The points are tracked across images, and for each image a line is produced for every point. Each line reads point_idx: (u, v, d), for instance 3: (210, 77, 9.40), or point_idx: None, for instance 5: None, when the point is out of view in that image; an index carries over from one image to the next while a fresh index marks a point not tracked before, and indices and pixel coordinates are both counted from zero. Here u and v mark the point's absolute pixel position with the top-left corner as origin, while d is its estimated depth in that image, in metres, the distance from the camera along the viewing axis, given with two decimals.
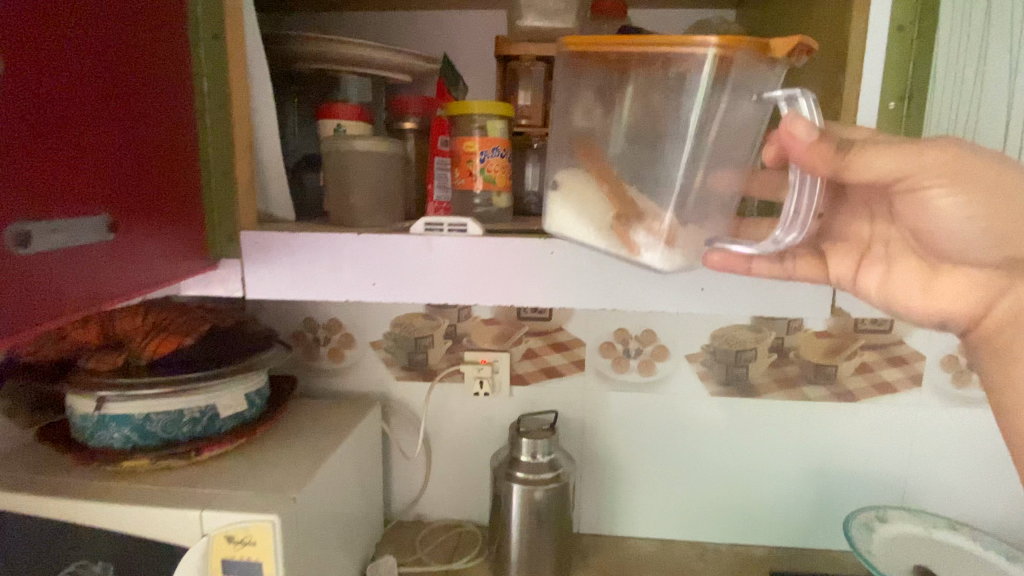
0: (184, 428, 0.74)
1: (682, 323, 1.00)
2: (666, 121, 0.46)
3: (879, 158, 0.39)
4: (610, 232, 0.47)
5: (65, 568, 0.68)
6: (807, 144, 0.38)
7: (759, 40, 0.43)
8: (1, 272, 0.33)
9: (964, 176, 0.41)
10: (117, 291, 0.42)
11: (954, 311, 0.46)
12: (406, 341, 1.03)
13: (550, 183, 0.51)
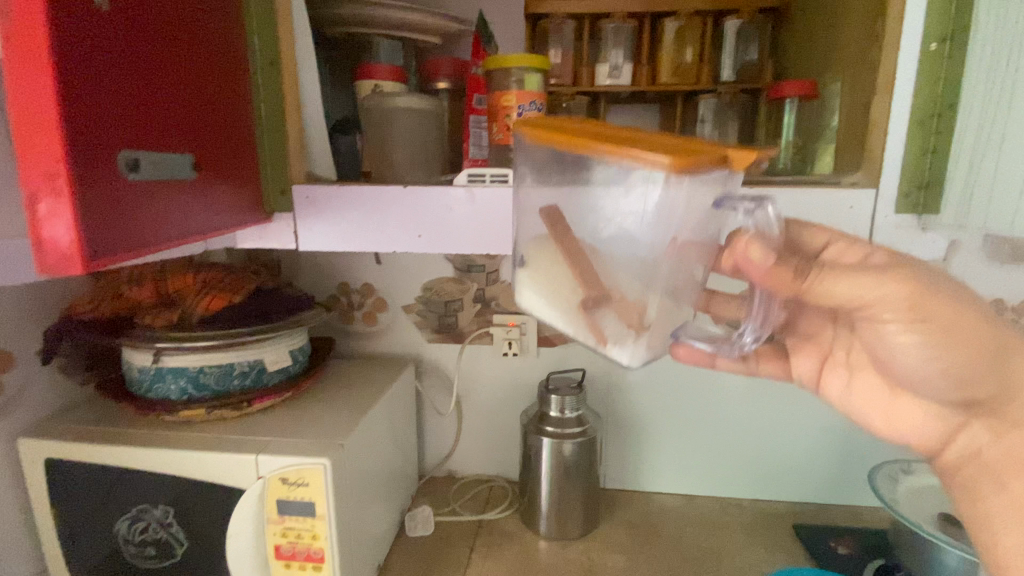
0: (235, 381, 0.78)
1: None
2: (618, 224, 0.39)
3: (838, 287, 0.37)
4: (577, 316, 0.42)
5: (128, 510, 0.74)
6: (766, 268, 0.37)
7: (715, 154, 0.37)
8: (121, 196, 0.33)
9: (922, 315, 0.39)
10: (200, 231, 0.43)
11: (916, 434, 0.51)
12: (436, 305, 1.06)
13: (518, 258, 0.47)
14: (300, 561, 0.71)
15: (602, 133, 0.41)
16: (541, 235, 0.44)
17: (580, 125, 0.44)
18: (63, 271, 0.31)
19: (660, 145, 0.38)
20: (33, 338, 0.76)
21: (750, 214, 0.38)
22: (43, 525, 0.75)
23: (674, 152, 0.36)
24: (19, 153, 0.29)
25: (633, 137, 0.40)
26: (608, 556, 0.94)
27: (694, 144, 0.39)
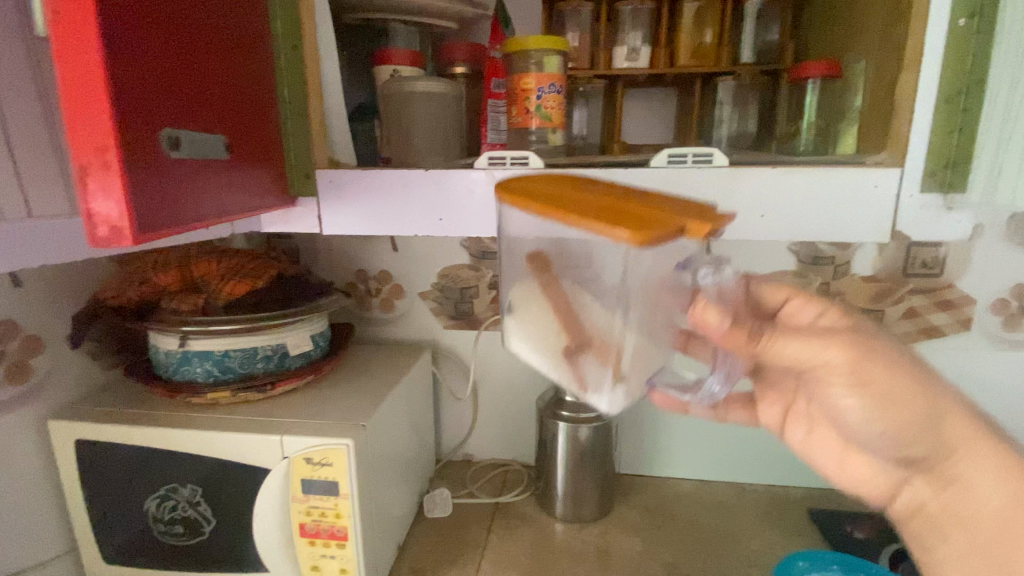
0: (259, 364, 0.80)
1: None
2: (589, 287, 0.40)
3: (790, 346, 0.42)
4: (558, 362, 0.44)
5: (157, 489, 0.75)
6: (722, 331, 0.40)
7: (677, 225, 0.36)
8: (162, 174, 0.34)
9: (863, 377, 0.42)
10: (233, 211, 0.44)
11: (866, 491, 0.49)
12: (453, 292, 1.07)
13: (506, 303, 0.49)
14: (324, 539, 0.73)
15: (573, 197, 0.41)
16: (523, 281, 0.46)
17: (555, 184, 0.44)
18: (113, 244, 0.31)
19: (626, 213, 0.38)
20: (59, 323, 0.77)
21: (715, 274, 0.40)
22: (74, 504, 0.77)
23: (635, 224, 0.36)
24: (68, 127, 0.29)
25: (602, 201, 0.40)
26: (624, 539, 0.95)
27: (661, 212, 0.38)
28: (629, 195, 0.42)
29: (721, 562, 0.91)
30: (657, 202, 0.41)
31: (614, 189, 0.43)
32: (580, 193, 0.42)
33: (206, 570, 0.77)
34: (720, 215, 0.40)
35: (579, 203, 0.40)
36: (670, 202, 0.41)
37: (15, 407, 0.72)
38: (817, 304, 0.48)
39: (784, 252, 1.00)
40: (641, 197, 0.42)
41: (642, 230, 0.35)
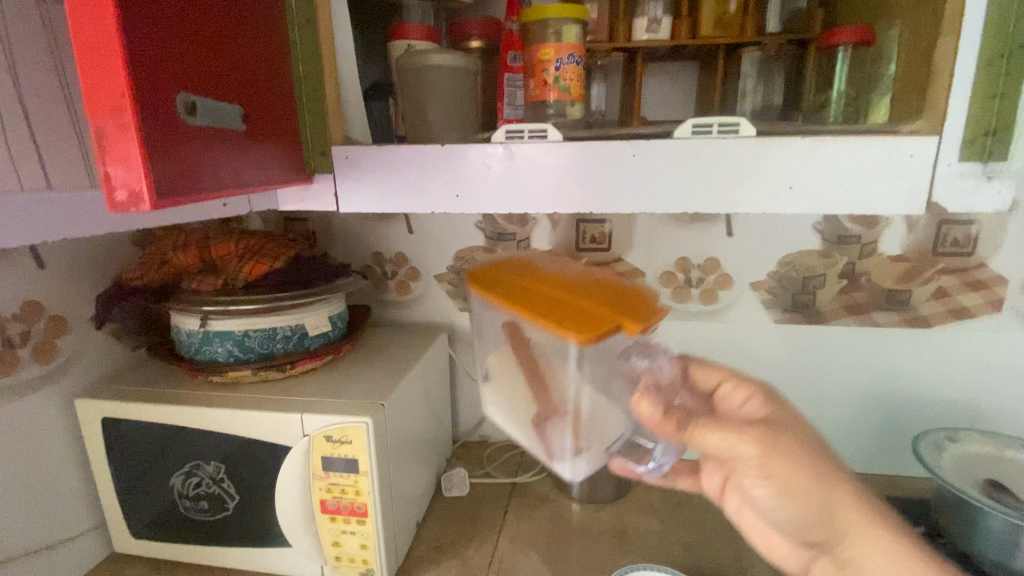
0: (278, 344, 0.81)
1: (748, 251, 1.00)
2: (550, 370, 0.48)
3: (714, 436, 0.47)
4: (530, 430, 0.53)
5: (183, 466, 0.77)
6: (655, 419, 0.47)
7: (618, 325, 0.44)
8: (181, 139, 0.34)
9: (773, 468, 0.46)
10: (251, 183, 0.43)
11: (785, 562, 0.51)
12: (468, 274, 1.06)
13: (483, 372, 0.57)
14: (345, 515, 0.74)
15: (531, 291, 0.48)
16: (497, 354, 0.54)
17: (523, 275, 0.52)
18: (134, 209, 0.31)
19: (573, 312, 0.45)
20: (82, 303, 0.78)
21: (647, 361, 0.48)
22: (102, 480, 0.79)
23: (577, 324, 0.43)
24: (84, 86, 0.29)
25: (556, 297, 0.47)
26: (641, 519, 0.95)
27: (604, 311, 0.45)
28: (582, 290, 0.49)
29: (740, 543, 0.90)
30: (604, 299, 0.47)
31: (572, 282, 0.50)
32: (542, 285, 0.49)
33: (231, 545, 0.79)
34: (656, 313, 0.46)
35: (537, 299, 0.47)
36: (616, 298, 0.48)
37: (42, 385, 0.74)
38: (744, 387, 0.56)
39: (808, 231, 0.98)
40: (592, 288, 0.49)
41: (581, 331, 0.42)
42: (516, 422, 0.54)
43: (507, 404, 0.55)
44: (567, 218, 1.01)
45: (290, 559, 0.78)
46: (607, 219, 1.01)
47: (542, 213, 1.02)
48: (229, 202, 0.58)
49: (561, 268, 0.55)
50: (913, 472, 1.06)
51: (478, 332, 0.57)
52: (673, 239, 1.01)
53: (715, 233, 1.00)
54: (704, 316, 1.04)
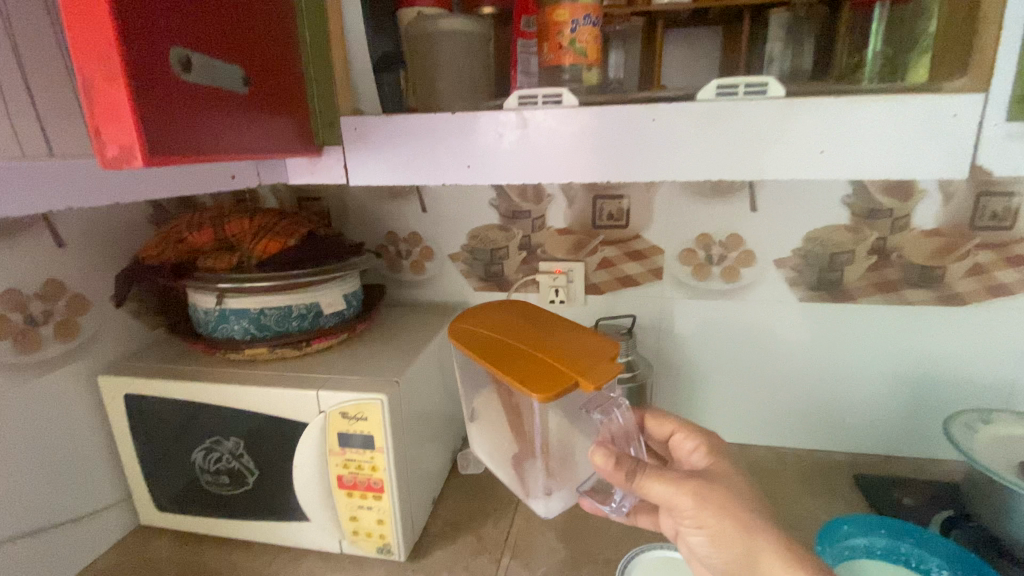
0: (293, 322, 0.81)
1: (772, 226, 0.96)
2: (522, 423, 0.60)
3: (659, 486, 0.53)
4: (510, 468, 0.66)
5: (203, 441, 0.78)
6: (608, 468, 0.54)
7: (574, 382, 0.53)
8: (176, 95, 0.33)
9: (706, 516, 0.51)
10: (252, 148, 0.42)
11: None
12: (483, 254, 1.05)
13: (471, 413, 0.70)
14: (361, 491, 0.75)
15: (507, 352, 0.59)
16: (481, 401, 0.66)
17: (508, 332, 0.62)
18: (123, 164, 0.31)
19: (541, 372, 0.55)
20: (102, 282, 0.79)
21: (605, 416, 0.57)
22: (126, 455, 0.81)
23: (541, 382, 0.53)
24: (73, 32, 0.28)
25: (530, 357, 0.57)
26: None
27: (565, 370, 0.55)
28: (554, 348, 0.59)
29: None
30: (570, 357, 0.57)
31: (548, 340, 0.61)
32: (521, 344, 0.60)
33: (252, 519, 0.80)
34: (612, 371, 0.55)
35: (514, 360, 0.58)
36: (581, 356, 0.58)
37: (66, 362, 0.75)
38: (692, 439, 0.64)
39: (836, 205, 0.93)
40: (557, 345, 0.60)
41: (543, 390, 0.52)
42: (500, 459, 0.68)
43: (493, 443, 0.68)
44: (583, 194, 0.99)
45: (308, 534, 0.79)
46: (625, 195, 0.98)
47: (557, 190, 0.99)
48: (237, 175, 0.62)
49: (546, 321, 0.65)
50: (942, 455, 1.03)
51: (466, 379, 0.69)
52: (694, 215, 0.98)
53: (737, 208, 0.96)
54: (726, 294, 1.01)
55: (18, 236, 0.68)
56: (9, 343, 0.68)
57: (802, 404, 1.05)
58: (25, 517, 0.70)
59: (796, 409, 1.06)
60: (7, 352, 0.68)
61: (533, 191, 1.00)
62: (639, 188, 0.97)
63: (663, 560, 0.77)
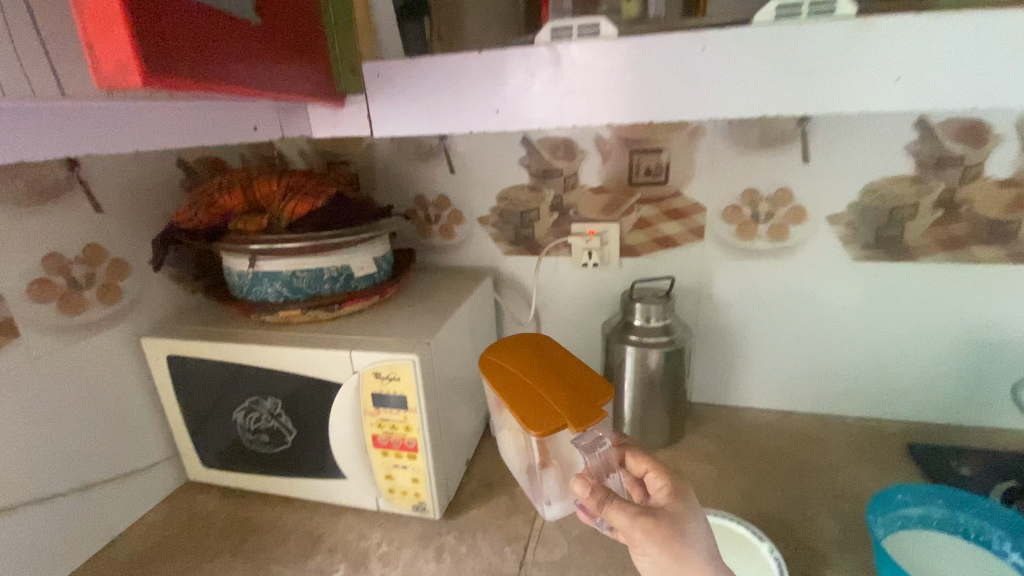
0: (325, 285, 0.81)
1: (825, 179, 0.89)
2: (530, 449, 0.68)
3: (621, 515, 0.48)
4: (522, 472, 0.76)
5: (243, 401, 0.80)
6: (584, 494, 0.50)
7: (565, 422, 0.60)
8: (175, 8, 0.30)
9: (656, 542, 0.47)
10: (265, 82, 0.40)
11: None
12: (513, 216, 1.02)
13: (493, 420, 0.78)
14: (396, 450, 0.75)
15: (515, 384, 0.66)
16: (500, 416, 0.74)
17: (521, 362, 0.69)
18: (122, 81, 0.29)
19: (539, 408, 0.62)
20: (139, 247, 0.81)
21: (589, 450, 0.56)
22: (172, 414, 0.83)
23: (535, 419, 0.61)
24: None
25: (535, 390, 0.64)
26: (696, 465, 0.92)
27: (561, 408, 0.61)
28: (558, 383, 0.65)
29: (805, 492, 0.85)
30: (570, 395, 0.63)
31: (556, 375, 0.67)
32: (530, 374, 0.67)
33: (292, 476, 0.83)
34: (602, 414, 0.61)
35: (521, 391, 0.65)
36: (580, 396, 0.63)
37: (110, 325, 0.77)
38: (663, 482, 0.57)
39: (899, 154, 0.85)
40: (560, 381, 0.66)
41: (538, 428, 0.60)
42: (515, 463, 0.77)
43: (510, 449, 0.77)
44: (619, 149, 0.93)
45: (346, 491, 0.80)
46: (664, 148, 0.92)
47: (592, 145, 0.94)
48: (258, 126, 0.59)
49: (558, 354, 0.71)
50: (1005, 425, 0.96)
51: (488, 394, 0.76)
52: (738, 169, 0.91)
53: (787, 160, 0.89)
54: (773, 253, 0.95)
55: (58, 201, 0.69)
56: (55, 305, 0.70)
57: (850, 370, 1.00)
58: (83, 472, 0.74)
59: (843, 375, 1.00)
60: (54, 314, 0.70)
61: (566, 147, 0.95)
62: (680, 141, 0.91)
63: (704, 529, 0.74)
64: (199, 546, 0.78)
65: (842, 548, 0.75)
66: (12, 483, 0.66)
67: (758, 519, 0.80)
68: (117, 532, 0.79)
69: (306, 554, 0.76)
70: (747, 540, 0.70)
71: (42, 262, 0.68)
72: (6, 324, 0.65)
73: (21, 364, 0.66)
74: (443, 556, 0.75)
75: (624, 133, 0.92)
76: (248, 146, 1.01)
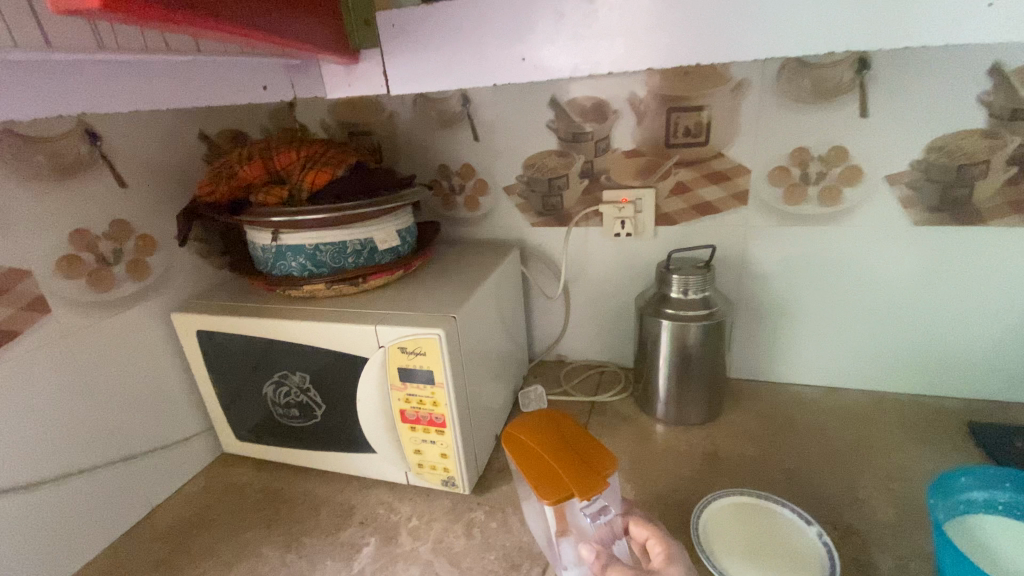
0: (349, 259, 0.79)
1: (887, 134, 0.81)
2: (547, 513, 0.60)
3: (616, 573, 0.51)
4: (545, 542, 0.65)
5: (272, 376, 0.80)
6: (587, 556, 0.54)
7: (576, 487, 0.56)
8: None
9: None
10: (248, 22, 0.37)
11: None
12: (540, 184, 0.97)
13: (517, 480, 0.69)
14: (424, 425, 0.74)
15: (526, 450, 0.62)
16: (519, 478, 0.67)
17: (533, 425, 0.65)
18: None
19: (544, 473, 0.58)
20: (165, 222, 0.80)
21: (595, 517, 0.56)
22: (205, 388, 0.84)
23: (541, 484, 0.57)
24: None
25: (540, 451, 0.60)
26: (736, 444, 0.87)
27: (567, 473, 0.57)
28: (563, 445, 0.61)
29: (853, 473, 0.80)
30: (576, 459, 0.59)
31: (562, 435, 0.63)
32: (535, 435, 0.63)
33: (323, 449, 0.83)
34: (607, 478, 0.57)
35: (532, 455, 0.61)
36: (586, 460, 0.59)
37: (140, 301, 0.77)
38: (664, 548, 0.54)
39: (972, 104, 0.76)
40: (571, 445, 0.61)
41: (551, 494, 0.56)
42: (538, 531, 0.67)
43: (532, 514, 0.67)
44: (654, 108, 0.87)
45: (376, 465, 0.80)
46: (705, 106, 0.85)
47: (625, 105, 0.88)
48: (268, 86, 0.57)
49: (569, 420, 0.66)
50: None
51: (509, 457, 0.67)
52: (787, 126, 0.84)
53: (844, 114, 0.81)
54: (823, 219, 0.88)
55: (82, 176, 0.69)
56: (85, 281, 0.70)
57: (907, 345, 0.92)
58: (122, 445, 0.76)
59: (898, 351, 0.93)
60: (84, 290, 0.70)
61: (596, 108, 0.89)
62: (723, 96, 0.84)
63: (750, 508, 0.70)
64: (235, 516, 0.79)
65: (895, 533, 0.70)
66: (57, 455, 0.68)
67: (803, 501, 0.76)
68: (156, 502, 0.81)
69: (337, 527, 0.76)
70: (793, 523, 0.67)
71: (70, 238, 0.68)
72: (37, 300, 0.65)
73: (55, 340, 0.67)
74: (473, 531, 0.74)
75: (660, 90, 0.85)
76: (270, 118, 0.99)
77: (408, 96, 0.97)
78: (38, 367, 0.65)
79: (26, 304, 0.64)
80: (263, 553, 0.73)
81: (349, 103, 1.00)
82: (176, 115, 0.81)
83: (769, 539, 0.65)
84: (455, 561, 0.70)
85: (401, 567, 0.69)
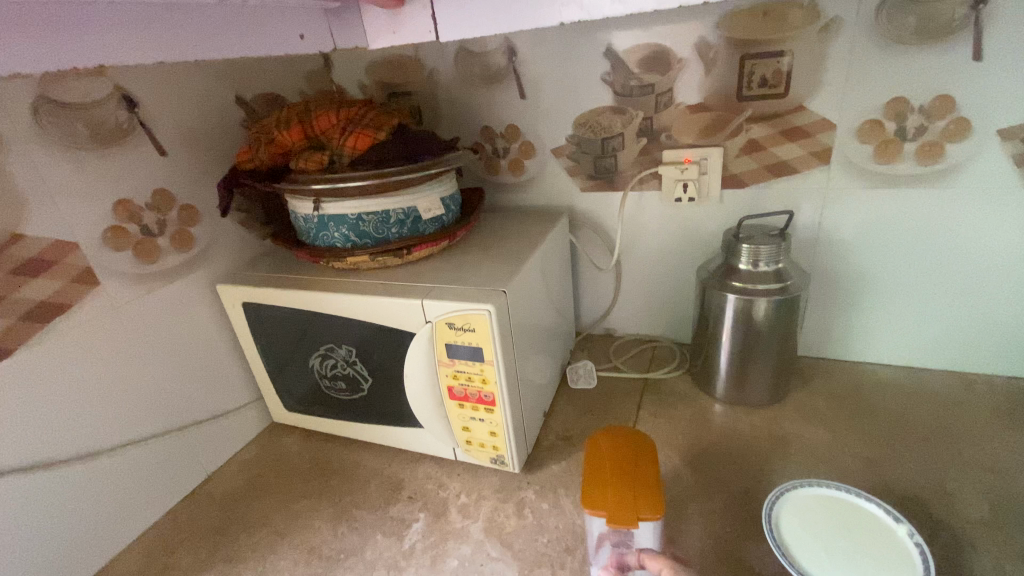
0: (393, 229, 0.75)
1: (1008, 78, 0.68)
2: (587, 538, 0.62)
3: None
4: None
5: (318, 349, 0.78)
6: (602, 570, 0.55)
7: (612, 509, 0.57)
8: None
9: None
10: None
11: None
12: (593, 145, 0.89)
13: None
14: (473, 403, 0.71)
15: (597, 457, 0.64)
16: None
17: (619, 443, 0.66)
18: None
19: (595, 483, 0.61)
20: (205, 192, 0.78)
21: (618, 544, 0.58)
22: (253, 360, 0.84)
23: (588, 491, 0.60)
24: None
25: (606, 462, 0.63)
26: (804, 427, 0.81)
27: (615, 494, 0.59)
28: (629, 468, 0.62)
29: (941, 464, 0.73)
30: (631, 489, 0.59)
31: (634, 459, 0.63)
32: (613, 447, 0.65)
33: (369, 422, 0.82)
34: (645, 516, 0.56)
35: (599, 464, 0.63)
36: (638, 492, 0.59)
37: (186, 273, 0.77)
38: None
39: None
40: (636, 474, 0.61)
41: (589, 503, 0.58)
42: None
43: None
44: (727, 54, 0.77)
45: (423, 441, 0.78)
46: (786, 50, 0.74)
47: (691, 51, 0.78)
48: (306, 35, 0.59)
49: (651, 451, 0.65)
50: None
51: None
52: (884, 71, 0.72)
53: (955, 56, 0.69)
54: (918, 180, 0.77)
55: (122, 144, 0.67)
56: (131, 253, 0.69)
57: (1010, 323, 0.82)
58: (175, 415, 0.77)
59: (995, 328, 0.83)
60: (131, 262, 0.69)
61: (657, 58, 0.80)
62: (808, 39, 0.73)
63: (825, 501, 0.64)
64: (287, 487, 0.80)
65: (991, 530, 0.63)
66: (114, 425, 0.69)
67: (883, 491, 0.70)
68: (211, 470, 0.83)
69: (387, 500, 0.76)
70: (877, 520, 0.62)
71: (114, 209, 0.67)
72: (86, 272, 0.65)
73: (105, 312, 0.67)
74: (525, 512, 0.71)
75: (734, 33, 0.75)
76: (307, 80, 0.95)
77: (448, 52, 0.90)
78: (92, 340, 0.66)
79: (74, 277, 0.64)
80: (315, 524, 0.73)
81: (388, 61, 0.94)
82: (212, 78, 0.77)
83: (847, 536, 0.60)
84: (507, 542, 0.68)
85: (452, 546, 0.68)
